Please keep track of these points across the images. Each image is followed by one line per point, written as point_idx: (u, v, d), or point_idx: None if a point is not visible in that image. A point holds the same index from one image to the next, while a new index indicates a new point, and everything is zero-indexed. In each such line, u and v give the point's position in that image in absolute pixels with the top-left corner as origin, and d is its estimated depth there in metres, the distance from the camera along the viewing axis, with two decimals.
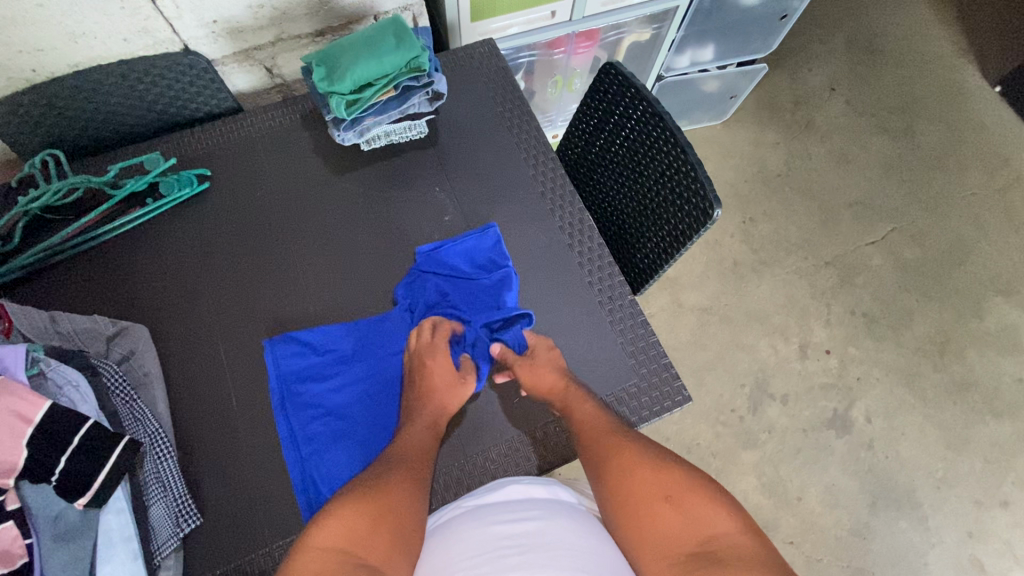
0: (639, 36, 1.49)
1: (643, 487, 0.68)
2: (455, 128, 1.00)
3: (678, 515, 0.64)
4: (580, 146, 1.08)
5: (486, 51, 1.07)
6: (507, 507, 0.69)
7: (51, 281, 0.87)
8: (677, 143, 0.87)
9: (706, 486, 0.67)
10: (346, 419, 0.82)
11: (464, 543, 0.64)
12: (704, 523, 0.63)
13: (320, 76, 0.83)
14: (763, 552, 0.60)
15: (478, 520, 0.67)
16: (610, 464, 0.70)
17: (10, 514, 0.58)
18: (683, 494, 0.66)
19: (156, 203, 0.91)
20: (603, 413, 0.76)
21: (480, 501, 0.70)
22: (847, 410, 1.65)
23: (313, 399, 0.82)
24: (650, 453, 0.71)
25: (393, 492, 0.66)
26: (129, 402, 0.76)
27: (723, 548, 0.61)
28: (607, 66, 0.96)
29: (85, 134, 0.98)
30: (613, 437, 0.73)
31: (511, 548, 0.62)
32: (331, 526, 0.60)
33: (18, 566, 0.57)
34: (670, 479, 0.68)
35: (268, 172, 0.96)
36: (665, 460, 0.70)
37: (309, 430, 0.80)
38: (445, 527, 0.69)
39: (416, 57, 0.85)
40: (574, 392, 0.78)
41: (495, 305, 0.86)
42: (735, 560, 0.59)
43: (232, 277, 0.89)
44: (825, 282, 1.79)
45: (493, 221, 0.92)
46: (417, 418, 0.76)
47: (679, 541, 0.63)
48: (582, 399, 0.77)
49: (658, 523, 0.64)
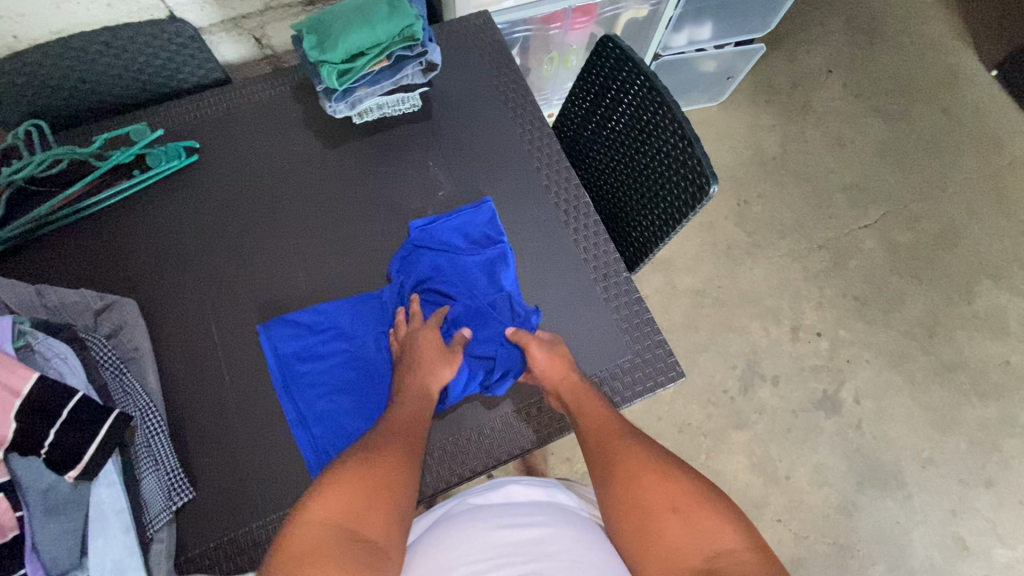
0: (636, 12, 1.45)
1: (652, 498, 0.67)
2: (450, 102, 0.98)
3: (685, 527, 0.64)
4: (577, 124, 1.07)
5: (482, 23, 1.05)
6: (509, 509, 0.69)
7: (38, 254, 0.85)
8: (674, 119, 0.86)
9: (715, 499, 0.66)
10: (344, 394, 0.81)
11: (470, 543, 0.64)
12: (712, 537, 0.62)
13: (310, 45, 0.80)
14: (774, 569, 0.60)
15: (484, 520, 0.67)
16: (617, 470, 0.70)
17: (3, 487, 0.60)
18: (692, 507, 0.65)
19: (143, 175, 0.89)
20: (610, 412, 0.76)
21: (482, 500, 0.71)
22: (836, 391, 1.68)
23: (312, 379, 0.81)
24: (661, 460, 0.71)
25: (388, 466, 0.66)
26: (119, 377, 0.75)
27: (731, 564, 0.60)
28: (605, 39, 0.95)
29: (69, 104, 0.95)
30: (622, 443, 0.72)
31: (517, 557, 0.62)
32: (327, 499, 0.61)
33: (10, 537, 0.59)
34: (678, 491, 0.67)
35: (257, 144, 0.94)
36: (675, 471, 0.69)
37: (310, 407, 0.80)
38: (449, 520, 0.69)
39: (410, 25, 0.81)
40: (586, 390, 0.77)
41: (491, 279, 0.86)
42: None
43: (226, 252, 0.88)
44: (818, 265, 1.80)
45: (488, 196, 0.92)
46: (416, 391, 0.75)
47: (686, 555, 0.62)
48: (588, 393, 0.77)
49: (666, 535, 0.64)
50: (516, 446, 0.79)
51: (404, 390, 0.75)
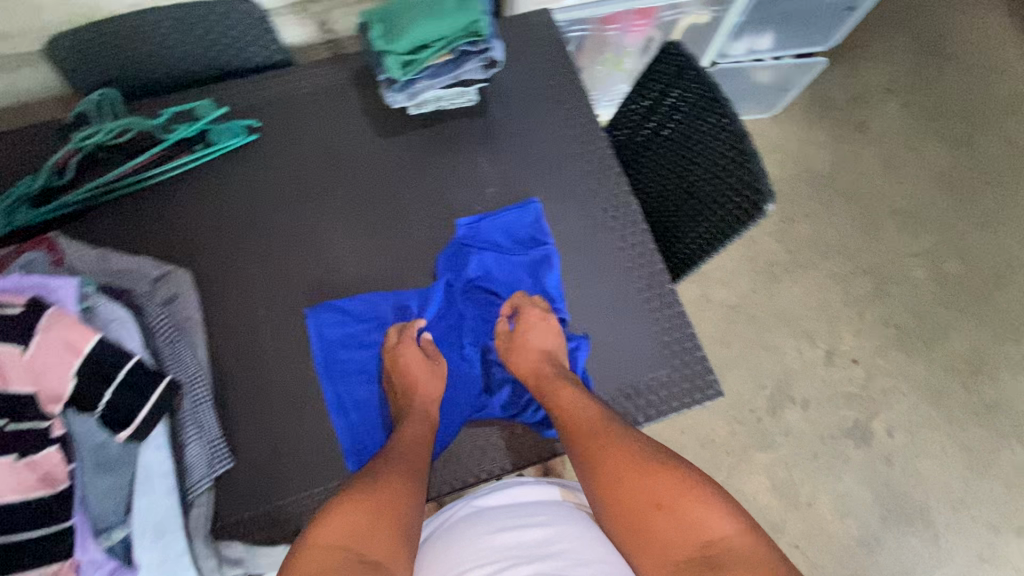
0: (697, 18, 1.44)
1: (636, 496, 0.66)
2: (506, 99, 0.98)
3: (672, 522, 0.64)
4: (629, 128, 1.06)
5: (543, 21, 1.04)
6: (511, 511, 0.72)
7: (102, 219, 0.89)
8: (734, 132, 0.86)
9: (699, 486, 0.66)
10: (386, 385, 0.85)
11: (472, 549, 0.66)
12: (700, 527, 0.63)
13: (377, 34, 0.80)
14: (762, 546, 0.61)
15: (484, 525, 0.69)
16: (602, 473, 0.69)
17: (55, 440, 0.65)
18: (676, 500, 0.65)
19: (205, 150, 0.91)
20: (589, 403, 0.75)
21: (484, 503, 0.73)
22: (868, 421, 1.63)
23: (357, 369, 0.85)
24: (643, 452, 0.70)
25: (396, 490, 0.68)
26: (171, 344, 0.78)
27: (721, 550, 0.61)
28: (669, 45, 0.95)
29: (140, 77, 0.97)
30: (604, 439, 0.71)
31: (520, 557, 0.64)
32: (336, 522, 0.62)
33: (58, 489, 0.62)
34: (663, 485, 0.66)
35: (314, 128, 0.96)
36: (657, 463, 0.68)
37: (353, 394, 0.83)
38: (454, 526, 0.72)
39: (476, 20, 0.80)
40: (560, 385, 0.78)
41: (535, 280, 0.88)
42: (733, 564, 0.59)
43: (279, 233, 0.90)
44: (860, 290, 1.75)
45: (535, 197, 0.92)
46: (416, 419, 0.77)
47: (677, 546, 0.63)
48: (565, 388, 0.77)
49: (655, 531, 0.64)
50: (546, 448, 0.81)
51: (408, 416, 0.78)
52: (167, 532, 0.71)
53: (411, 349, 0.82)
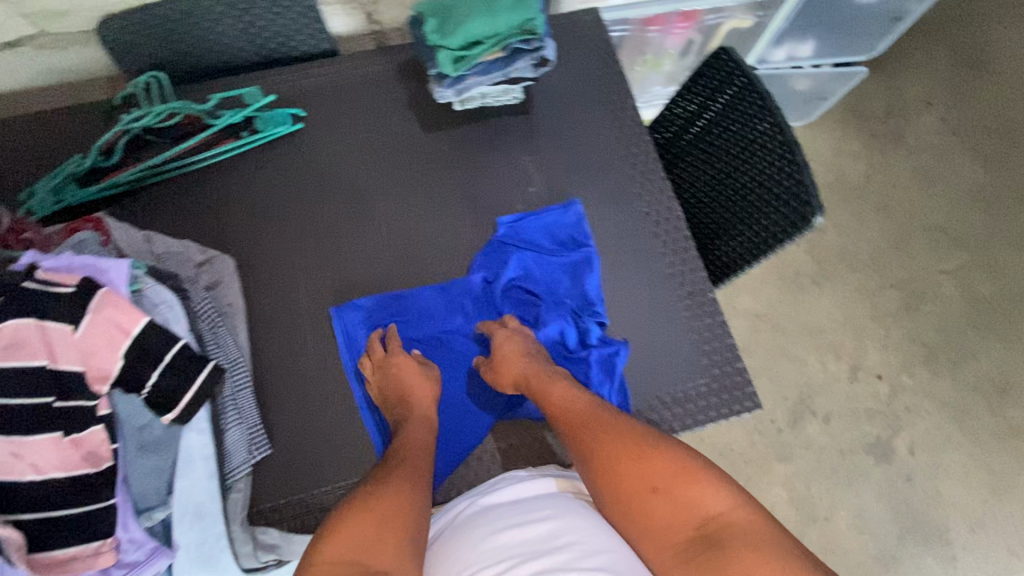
0: (740, 22, 1.40)
1: (631, 481, 0.63)
2: (551, 98, 0.97)
3: (669, 504, 0.61)
4: (673, 132, 1.05)
5: (591, 20, 1.03)
6: (514, 506, 0.67)
7: (147, 201, 0.89)
8: (783, 141, 0.84)
9: (692, 465, 0.63)
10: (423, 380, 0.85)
11: (476, 551, 0.62)
12: (698, 505, 0.60)
13: (432, 27, 0.80)
14: (763, 519, 0.59)
15: (486, 524, 0.65)
16: (595, 463, 0.66)
17: (100, 420, 0.67)
18: (671, 482, 0.62)
19: (251, 137, 0.91)
20: (581, 397, 0.74)
21: (484, 501, 0.69)
22: (890, 438, 1.61)
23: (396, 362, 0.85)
24: (634, 437, 0.67)
25: (399, 496, 0.63)
26: (213, 329, 0.78)
27: (721, 528, 0.58)
28: (720, 51, 0.94)
29: (186, 60, 0.95)
30: (596, 429, 0.69)
31: (526, 554, 0.60)
32: (341, 535, 0.58)
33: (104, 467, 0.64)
34: (656, 468, 0.63)
35: (359, 120, 0.96)
36: (648, 446, 0.65)
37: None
38: (455, 529, 0.67)
39: (531, 18, 0.79)
40: (551, 380, 0.77)
41: (575, 283, 0.86)
42: (734, 543, 0.56)
43: (320, 224, 0.90)
44: (888, 305, 1.73)
45: (577, 198, 0.91)
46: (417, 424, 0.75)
47: (676, 529, 0.60)
48: (557, 384, 0.76)
49: (653, 515, 0.61)
50: None
51: (406, 423, 0.75)
52: (206, 516, 0.73)
53: (404, 358, 0.80)
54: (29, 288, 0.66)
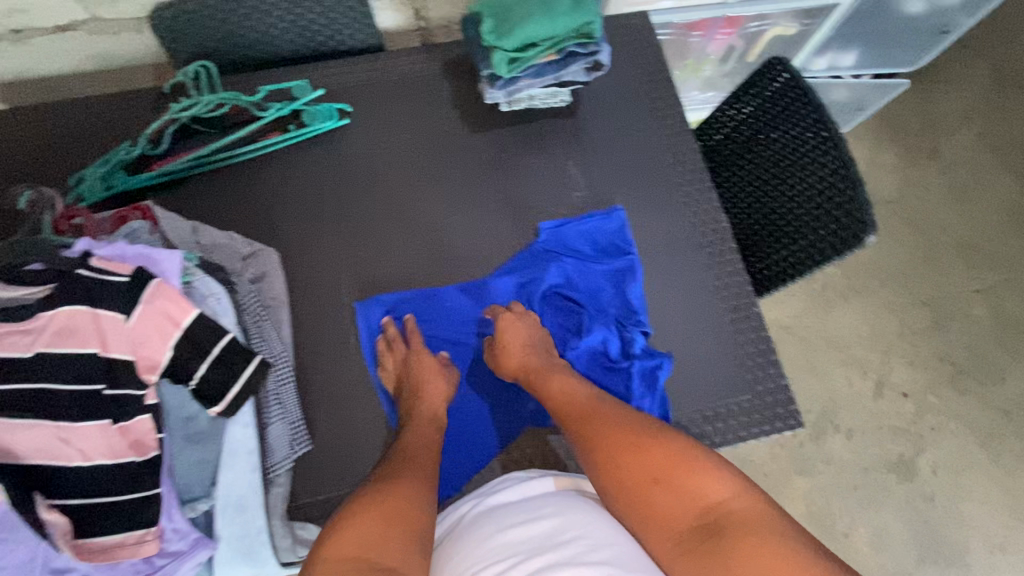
0: (785, 30, 1.37)
1: (633, 472, 0.63)
2: (598, 102, 0.96)
3: (670, 494, 0.61)
4: (723, 138, 1.03)
5: (641, 23, 1.01)
6: (517, 507, 0.66)
7: (192, 191, 0.90)
8: (837, 157, 0.83)
9: (693, 454, 0.63)
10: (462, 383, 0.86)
11: (480, 552, 0.61)
12: (698, 494, 0.60)
13: (488, 27, 0.79)
14: (762, 506, 0.58)
15: (489, 526, 0.64)
16: (596, 454, 0.67)
17: (148, 408, 0.70)
18: (672, 472, 0.62)
19: (298, 131, 0.90)
20: (579, 386, 0.75)
21: (487, 504, 0.68)
22: (913, 457, 1.59)
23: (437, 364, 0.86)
24: (635, 427, 0.67)
25: (409, 497, 0.63)
26: (258, 322, 0.79)
27: (723, 515, 0.58)
28: (775, 61, 0.92)
29: (236, 51, 0.95)
30: (596, 421, 0.69)
31: (530, 551, 0.59)
32: (351, 532, 0.58)
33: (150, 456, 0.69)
34: (656, 458, 0.63)
35: (404, 117, 0.95)
36: (649, 437, 0.65)
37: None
38: (460, 532, 0.66)
39: (589, 22, 0.78)
40: (550, 370, 0.78)
41: (618, 291, 0.86)
42: (736, 530, 0.56)
43: (364, 221, 0.90)
44: (916, 322, 1.70)
45: (620, 205, 0.90)
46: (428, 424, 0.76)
47: (678, 518, 0.59)
48: (556, 375, 0.77)
49: (655, 506, 0.61)
50: None
51: (415, 419, 0.76)
52: (247, 509, 0.72)
53: (427, 353, 0.81)
54: (85, 276, 0.68)
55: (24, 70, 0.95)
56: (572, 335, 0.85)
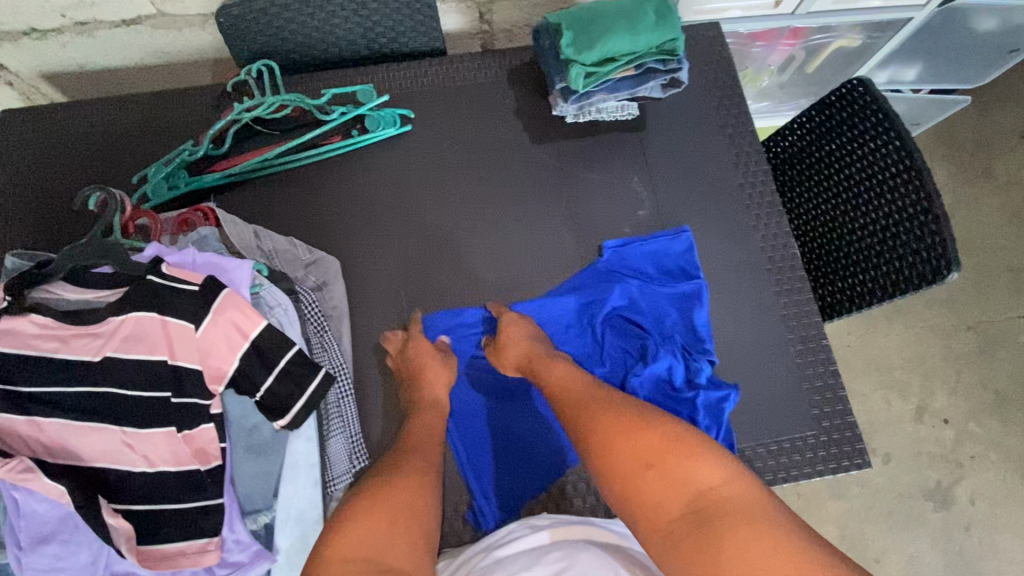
0: (849, 41, 1.29)
1: (625, 456, 0.61)
2: (666, 118, 0.93)
3: (662, 480, 0.58)
4: (793, 155, 0.99)
5: (712, 36, 0.98)
6: (515, 559, 0.62)
7: (254, 195, 0.89)
8: (920, 190, 0.79)
9: (689, 441, 0.61)
10: (523, 403, 0.84)
11: None
12: (691, 480, 0.57)
13: (566, 40, 0.75)
14: (758, 494, 0.55)
15: None
16: (591, 440, 0.65)
17: (213, 417, 0.69)
18: (664, 457, 0.59)
19: (361, 138, 0.89)
20: (581, 377, 0.74)
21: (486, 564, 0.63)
22: (951, 485, 1.56)
23: (498, 382, 0.85)
24: (631, 415, 0.66)
25: (409, 493, 0.63)
26: (320, 333, 0.78)
27: (714, 503, 0.55)
28: (854, 81, 0.87)
29: (300, 53, 0.94)
30: (592, 407, 0.69)
31: None
32: (352, 533, 0.56)
33: (212, 466, 0.69)
34: (651, 444, 0.61)
35: (467, 125, 0.93)
36: (645, 423, 0.64)
37: (489, 407, 0.84)
38: None
39: (672, 39, 0.76)
40: (550, 363, 0.77)
41: (685, 316, 0.83)
42: (726, 517, 0.53)
43: (424, 232, 0.89)
44: (961, 347, 1.65)
45: (687, 226, 0.87)
46: (428, 409, 0.77)
47: (668, 506, 0.57)
48: (557, 365, 0.76)
49: (646, 492, 0.59)
50: None
51: (418, 406, 0.77)
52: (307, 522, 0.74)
53: (422, 341, 0.81)
54: (155, 282, 0.67)
55: (87, 61, 0.95)
56: (635, 361, 0.82)
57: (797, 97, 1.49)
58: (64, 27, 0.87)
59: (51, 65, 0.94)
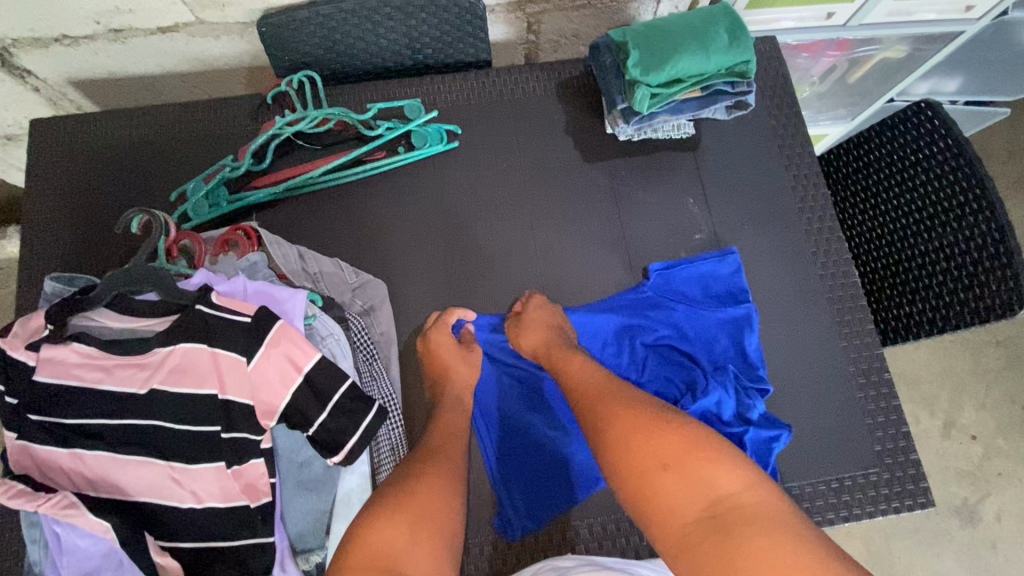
0: (892, 53, 1.23)
1: (640, 457, 0.59)
2: (722, 137, 0.90)
3: (679, 483, 0.56)
4: (855, 177, 0.96)
5: (769, 51, 0.94)
6: None
7: (296, 212, 0.86)
8: (992, 220, 0.76)
9: (708, 441, 0.59)
10: (558, 422, 0.81)
11: None
12: (708, 484, 0.55)
13: (634, 60, 0.72)
14: (776, 500, 0.54)
15: None
16: (604, 435, 0.62)
17: (263, 451, 0.66)
18: (683, 458, 0.57)
19: (408, 154, 0.86)
20: (599, 371, 0.71)
21: None
22: (978, 502, 1.50)
23: (541, 398, 0.82)
24: (649, 411, 0.63)
25: (433, 494, 0.61)
26: (369, 361, 0.78)
27: (733, 510, 0.53)
28: (922, 104, 0.85)
29: (345, 66, 0.90)
30: (609, 401, 0.65)
31: None
32: (370, 540, 0.55)
33: (262, 502, 0.66)
34: (670, 444, 0.58)
35: (515, 141, 0.90)
36: (663, 422, 0.61)
37: (520, 416, 0.81)
38: None
39: (744, 61, 0.73)
40: (569, 356, 0.74)
41: (733, 342, 0.80)
42: (746, 525, 0.52)
43: (472, 253, 0.86)
44: (991, 362, 1.59)
45: (735, 246, 0.84)
46: (453, 407, 0.75)
47: (684, 510, 0.55)
48: (576, 358, 0.73)
49: (662, 494, 0.56)
50: None
51: (441, 399, 0.75)
52: None
53: (444, 334, 0.79)
54: (205, 312, 0.64)
55: (119, 68, 0.91)
56: (682, 394, 0.77)
57: (835, 107, 1.44)
58: (97, 34, 0.83)
59: (81, 72, 0.90)
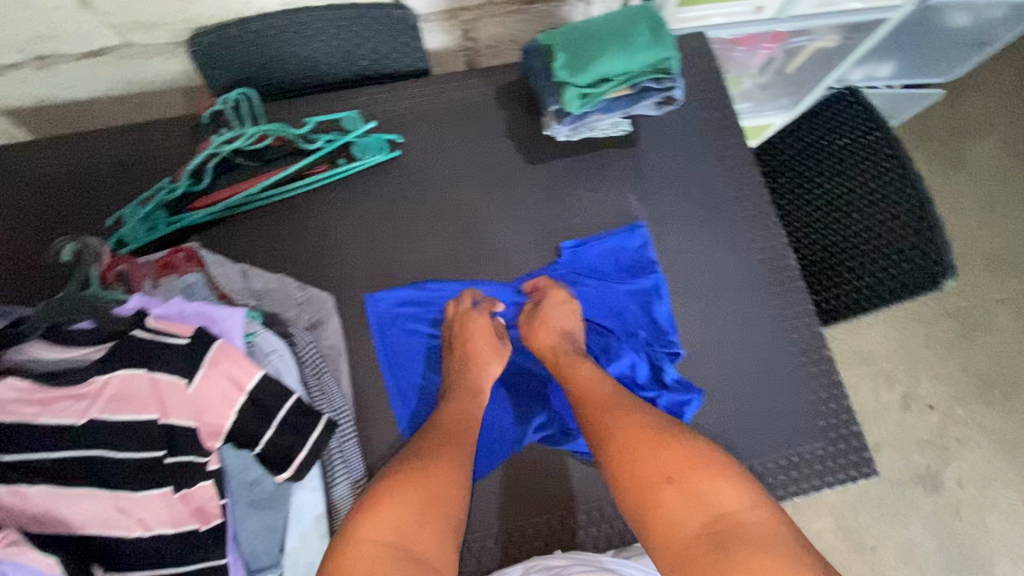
0: (824, 42, 1.28)
1: (645, 469, 0.61)
2: (659, 133, 0.92)
3: (681, 495, 0.59)
4: (790, 163, 1.00)
5: (698, 47, 0.97)
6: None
7: (239, 229, 0.85)
8: (916, 196, 0.79)
9: (714, 460, 0.61)
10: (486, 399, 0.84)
11: None
12: (711, 501, 0.58)
13: (561, 63, 0.74)
14: (773, 520, 0.56)
15: None
16: (612, 445, 0.65)
17: (212, 473, 0.65)
18: (688, 473, 0.60)
19: (349, 165, 0.86)
20: (605, 379, 0.74)
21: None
22: (940, 469, 1.55)
23: None
24: (654, 427, 0.65)
25: (446, 477, 0.65)
26: (318, 375, 0.77)
27: (733, 526, 0.56)
28: (847, 92, 0.92)
29: (282, 82, 0.90)
30: (614, 412, 0.68)
31: None
32: (381, 517, 0.59)
33: (213, 524, 0.64)
34: (677, 459, 0.61)
35: (456, 147, 0.91)
36: (668, 437, 0.64)
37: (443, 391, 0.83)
38: None
39: (667, 58, 0.75)
40: (577, 361, 0.77)
41: (643, 311, 0.84)
42: (745, 542, 0.54)
43: (419, 260, 0.86)
44: (943, 333, 1.64)
45: (642, 220, 0.88)
46: (467, 395, 0.76)
47: (685, 525, 0.57)
48: (584, 364, 0.76)
49: (663, 507, 0.59)
50: None
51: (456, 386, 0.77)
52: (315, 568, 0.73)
53: (480, 316, 0.81)
54: (142, 337, 0.64)
55: (49, 95, 0.90)
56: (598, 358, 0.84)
57: (777, 97, 1.48)
58: (23, 62, 0.82)
59: (11, 100, 0.89)
